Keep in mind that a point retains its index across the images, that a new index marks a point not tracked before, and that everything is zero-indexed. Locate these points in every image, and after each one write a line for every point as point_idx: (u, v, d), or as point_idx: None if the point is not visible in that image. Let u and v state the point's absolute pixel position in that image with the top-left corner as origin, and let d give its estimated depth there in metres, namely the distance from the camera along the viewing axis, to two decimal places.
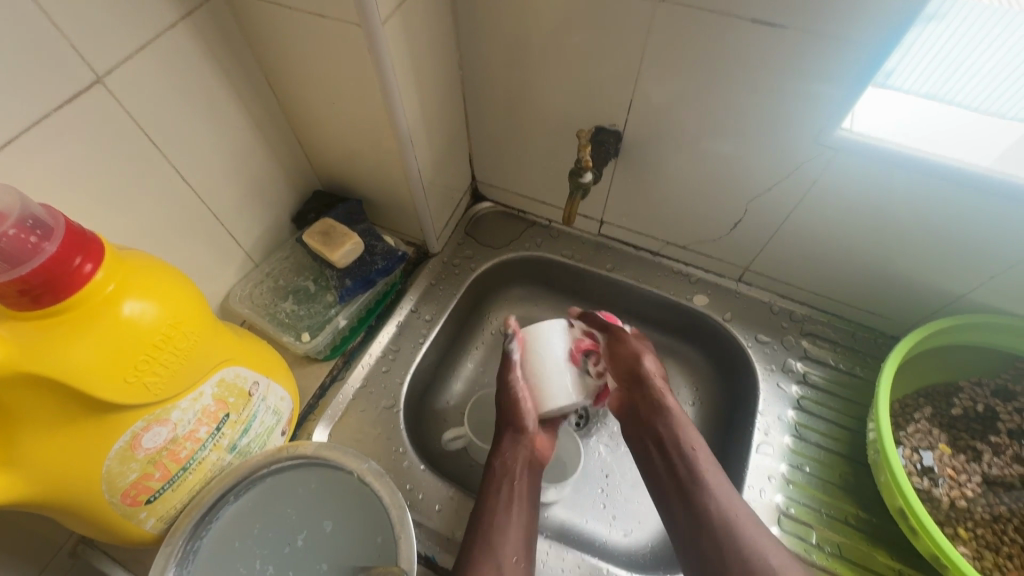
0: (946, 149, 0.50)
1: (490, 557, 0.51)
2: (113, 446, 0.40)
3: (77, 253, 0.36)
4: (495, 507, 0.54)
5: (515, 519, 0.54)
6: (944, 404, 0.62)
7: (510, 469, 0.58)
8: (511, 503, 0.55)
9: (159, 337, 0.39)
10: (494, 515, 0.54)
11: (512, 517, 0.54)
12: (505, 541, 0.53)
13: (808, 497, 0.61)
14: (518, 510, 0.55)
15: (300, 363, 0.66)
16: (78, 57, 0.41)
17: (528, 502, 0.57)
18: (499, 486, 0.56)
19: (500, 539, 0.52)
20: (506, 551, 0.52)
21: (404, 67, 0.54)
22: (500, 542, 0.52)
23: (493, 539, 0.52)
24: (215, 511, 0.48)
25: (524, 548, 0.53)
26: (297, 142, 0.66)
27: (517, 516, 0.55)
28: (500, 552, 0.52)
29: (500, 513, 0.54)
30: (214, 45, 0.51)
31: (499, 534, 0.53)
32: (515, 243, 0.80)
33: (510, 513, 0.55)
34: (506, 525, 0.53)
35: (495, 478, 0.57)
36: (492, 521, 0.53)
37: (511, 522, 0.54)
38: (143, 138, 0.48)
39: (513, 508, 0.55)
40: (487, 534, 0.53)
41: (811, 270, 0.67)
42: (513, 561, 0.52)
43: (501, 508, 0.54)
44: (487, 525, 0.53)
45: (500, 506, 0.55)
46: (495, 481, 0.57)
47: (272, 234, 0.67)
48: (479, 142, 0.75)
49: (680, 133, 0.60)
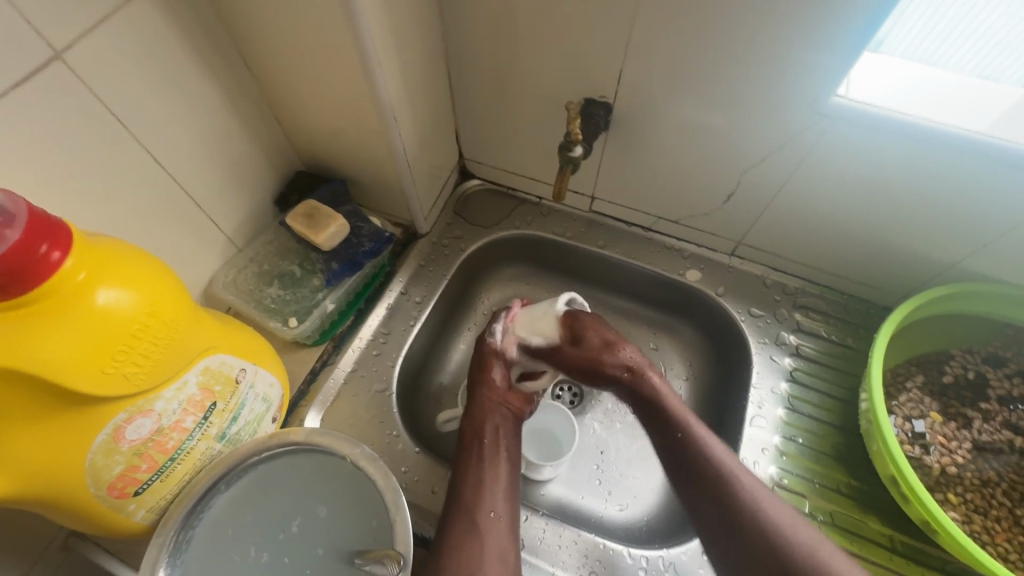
0: (943, 115, 0.49)
1: (466, 511, 0.52)
2: (96, 439, 0.39)
3: (44, 240, 0.34)
4: (466, 469, 0.55)
5: (490, 475, 0.55)
6: (936, 372, 0.62)
7: (481, 429, 0.58)
8: (485, 463, 0.56)
9: (136, 327, 0.38)
10: (468, 478, 0.54)
11: (483, 476, 0.55)
12: (482, 498, 0.53)
13: (801, 467, 0.61)
14: (494, 464, 0.56)
15: (289, 349, 0.65)
16: (34, 33, 0.38)
17: (503, 456, 0.57)
18: (471, 445, 0.57)
19: (474, 496, 0.53)
20: (482, 506, 0.52)
21: (384, 38, 0.51)
22: (475, 499, 0.53)
23: (469, 497, 0.53)
24: (207, 501, 0.47)
25: (505, 506, 0.54)
26: (275, 121, 0.63)
27: (492, 472, 0.55)
28: (474, 506, 0.52)
29: (472, 473, 0.55)
30: (182, 18, 0.48)
31: (474, 492, 0.53)
32: (505, 221, 0.79)
33: (482, 472, 0.55)
34: (482, 482, 0.54)
35: (468, 442, 0.58)
36: (467, 483, 0.54)
37: (487, 479, 0.54)
38: (109, 118, 0.45)
39: (488, 465, 0.56)
40: (463, 493, 0.53)
41: (804, 243, 0.67)
42: (488, 515, 0.52)
43: (473, 466, 0.55)
44: (462, 485, 0.54)
45: (475, 462, 0.56)
46: (472, 442, 0.57)
47: (254, 218, 0.65)
48: (466, 118, 0.73)
49: (673, 104, 0.59)
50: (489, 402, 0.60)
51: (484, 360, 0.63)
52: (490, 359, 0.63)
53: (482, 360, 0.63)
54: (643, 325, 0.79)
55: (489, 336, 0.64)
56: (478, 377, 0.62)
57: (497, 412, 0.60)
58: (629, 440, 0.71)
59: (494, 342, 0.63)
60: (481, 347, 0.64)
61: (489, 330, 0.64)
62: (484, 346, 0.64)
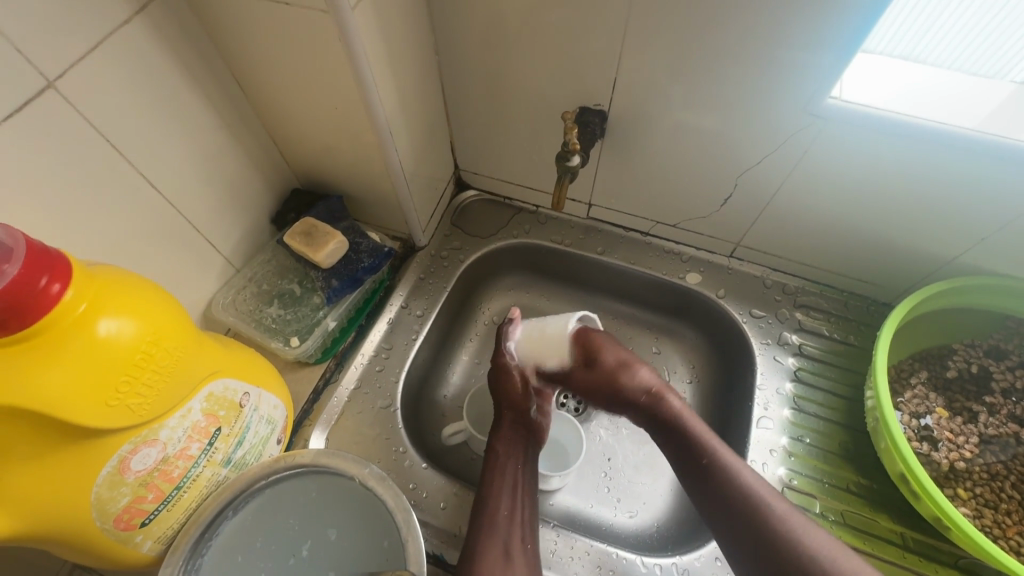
0: (936, 112, 0.49)
1: (498, 536, 0.52)
2: (100, 472, 0.38)
3: (43, 273, 0.33)
4: (497, 496, 0.55)
5: (519, 502, 0.56)
6: (939, 366, 0.62)
7: (508, 454, 0.59)
8: (512, 492, 0.56)
9: (139, 356, 0.38)
10: (499, 504, 0.54)
11: (515, 501, 0.55)
12: (512, 524, 0.53)
13: (810, 467, 0.61)
14: (521, 491, 0.56)
15: (291, 369, 0.65)
16: (25, 62, 0.38)
17: (527, 485, 0.58)
18: (499, 473, 0.57)
19: (506, 521, 0.53)
20: (513, 532, 0.53)
21: (378, 54, 0.51)
22: (505, 523, 0.53)
23: (500, 522, 0.53)
24: (215, 528, 0.47)
25: (530, 531, 0.54)
26: (271, 140, 0.63)
27: (522, 499, 0.56)
28: (506, 533, 0.52)
29: (504, 499, 0.55)
30: (175, 42, 0.48)
31: (505, 517, 0.53)
32: (504, 230, 0.79)
33: (513, 499, 0.55)
34: (512, 509, 0.54)
35: (495, 465, 0.58)
36: (498, 509, 0.54)
37: (516, 503, 0.55)
38: (103, 143, 0.45)
39: (517, 492, 0.56)
40: (494, 515, 0.53)
41: (801, 242, 0.67)
42: (523, 545, 0.52)
43: (502, 494, 0.55)
44: (491, 509, 0.54)
45: (506, 488, 0.56)
46: (497, 466, 0.58)
47: (251, 237, 0.65)
48: (460, 129, 0.73)
49: (667, 110, 0.59)
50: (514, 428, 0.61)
51: (504, 382, 0.62)
52: (511, 379, 0.62)
53: (502, 382, 0.62)
54: (645, 330, 0.79)
55: (503, 355, 0.64)
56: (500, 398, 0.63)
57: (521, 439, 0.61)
58: (635, 446, 0.71)
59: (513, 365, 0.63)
60: (498, 367, 0.64)
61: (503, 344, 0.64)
62: (501, 363, 0.63)
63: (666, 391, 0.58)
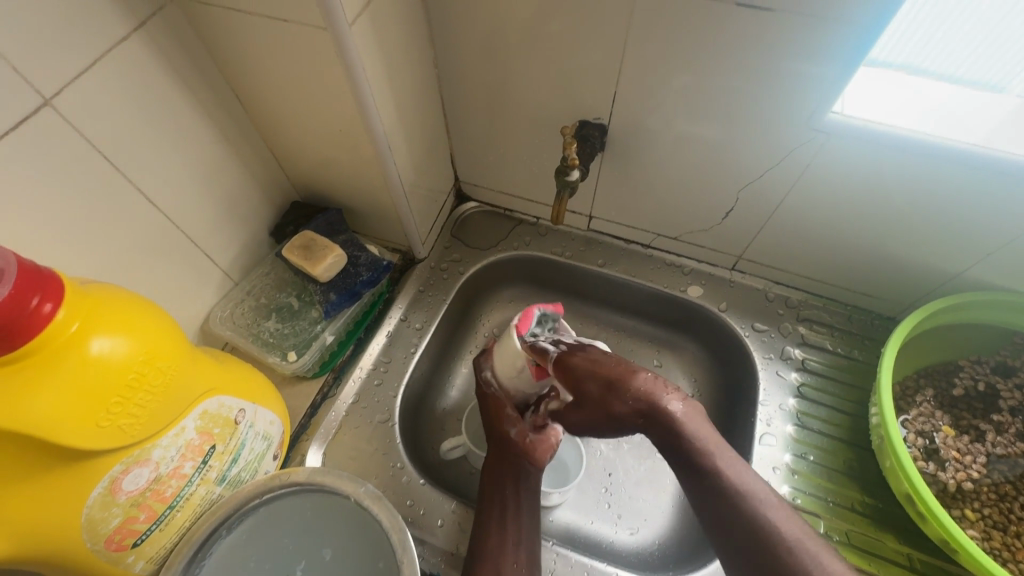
0: (940, 128, 0.49)
1: (488, 565, 0.50)
2: (91, 493, 0.37)
3: (34, 293, 0.33)
4: (486, 525, 0.53)
5: (512, 530, 0.53)
6: (945, 383, 0.61)
7: (500, 483, 0.56)
8: (508, 519, 0.54)
9: (131, 376, 0.37)
10: (489, 534, 0.52)
11: (506, 531, 0.53)
12: (503, 552, 0.51)
13: (813, 486, 0.60)
14: (515, 519, 0.54)
15: (288, 383, 0.64)
16: (23, 80, 0.38)
17: (525, 512, 0.55)
18: (491, 500, 0.55)
19: (496, 551, 0.51)
20: (505, 558, 0.51)
21: (376, 70, 0.51)
22: (497, 550, 0.51)
23: (490, 552, 0.51)
24: (209, 546, 0.46)
25: (527, 556, 0.52)
26: (271, 153, 0.63)
27: (514, 527, 0.53)
28: (496, 561, 0.50)
29: (494, 528, 0.53)
30: (175, 58, 0.48)
31: (495, 546, 0.51)
32: (504, 242, 0.78)
33: (505, 530, 0.53)
34: (502, 539, 0.52)
35: (486, 496, 0.56)
36: (488, 540, 0.52)
37: (510, 532, 0.53)
38: (102, 159, 0.45)
39: (509, 520, 0.53)
40: (485, 544, 0.52)
41: (804, 256, 0.66)
42: (511, 567, 0.50)
43: (495, 523, 0.53)
44: (481, 540, 0.52)
45: (497, 517, 0.54)
46: (490, 496, 0.56)
47: (250, 250, 0.65)
48: (461, 142, 0.73)
49: (667, 123, 0.59)
50: (505, 458, 0.57)
51: (496, 408, 0.61)
52: (502, 405, 0.60)
53: (492, 408, 0.61)
54: (645, 343, 0.78)
55: (486, 383, 0.62)
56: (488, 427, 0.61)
57: (513, 469, 0.57)
58: (636, 461, 0.70)
59: (493, 387, 0.61)
60: (483, 393, 0.62)
61: (480, 373, 0.63)
62: (485, 393, 0.62)
63: (665, 391, 0.49)
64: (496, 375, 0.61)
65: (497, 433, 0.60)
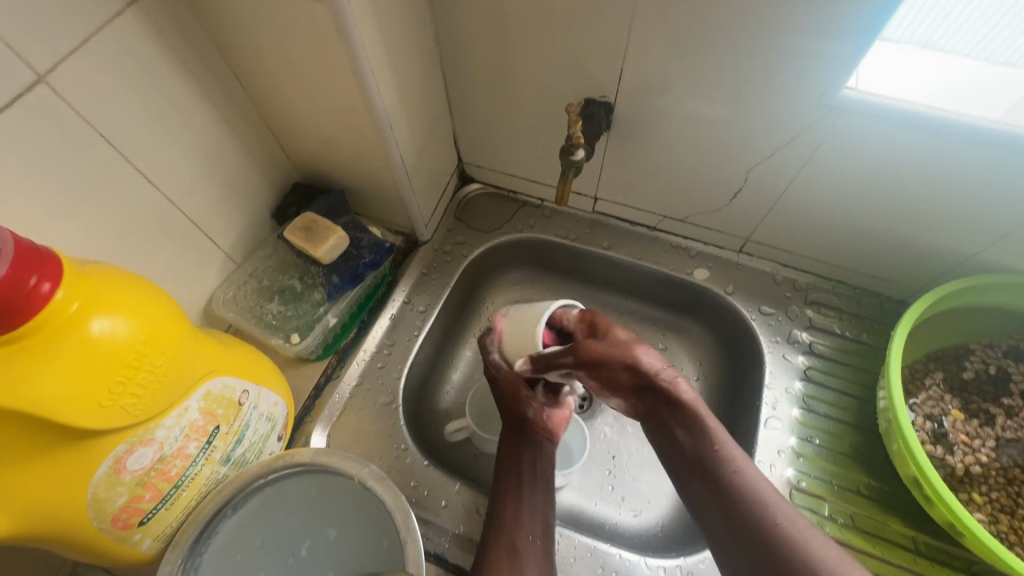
0: (958, 103, 0.47)
1: (504, 535, 0.51)
2: (97, 472, 0.38)
3: (33, 272, 0.33)
4: (502, 496, 0.54)
5: (528, 504, 0.54)
6: (955, 367, 0.60)
7: (516, 462, 0.57)
8: (524, 494, 0.55)
9: (133, 356, 0.37)
10: (504, 507, 0.53)
11: (522, 505, 0.54)
12: (519, 524, 0.52)
13: (819, 470, 0.60)
14: (530, 492, 0.55)
15: (292, 364, 0.64)
16: (15, 55, 0.37)
17: (541, 488, 0.56)
18: (508, 478, 0.56)
19: (512, 522, 0.52)
20: (520, 529, 0.51)
21: (377, 46, 0.50)
22: (512, 522, 0.52)
23: (506, 524, 0.52)
24: (214, 525, 0.46)
25: (542, 527, 0.53)
26: (270, 133, 0.62)
27: (530, 499, 0.54)
28: (511, 530, 0.51)
29: (509, 501, 0.54)
30: (171, 34, 0.47)
31: (511, 517, 0.52)
32: (508, 225, 0.77)
33: (522, 504, 0.54)
34: (519, 510, 0.53)
35: (502, 475, 0.57)
36: (503, 513, 0.53)
37: (525, 506, 0.54)
38: (99, 139, 0.44)
39: (525, 493, 0.55)
40: (501, 516, 0.53)
41: (814, 238, 0.65)
42: (528, 538, 0.51)
43: (511, 498, 0.54)
44: (498, 510, 0.53)
45: (513, 493, 0.55)
46: (506, 473, 0.57)
47: (252, 232, 0.64)
48: (463, 122, 0.72)
49: (675, 101, 0.57)
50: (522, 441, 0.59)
51: (510, 390, 0.60)
52: (516, 386, 0.60)
53: (509, 390, 0.60)
54: (650, 326, 0.78)
55: (495, 366, 0.60)
56: (506, 409, 0.61)
57: (531, 448, 0.58)
58: (641, 443, 0.70)
59: (504, 370, 0.59)
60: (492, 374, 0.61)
61: (488, 356, 0.60)
62: (494, 375, 0.60)
63: (670, 374, 0.50)
64: (505, 359, 0.59)
65: (515, 412, 0.60)
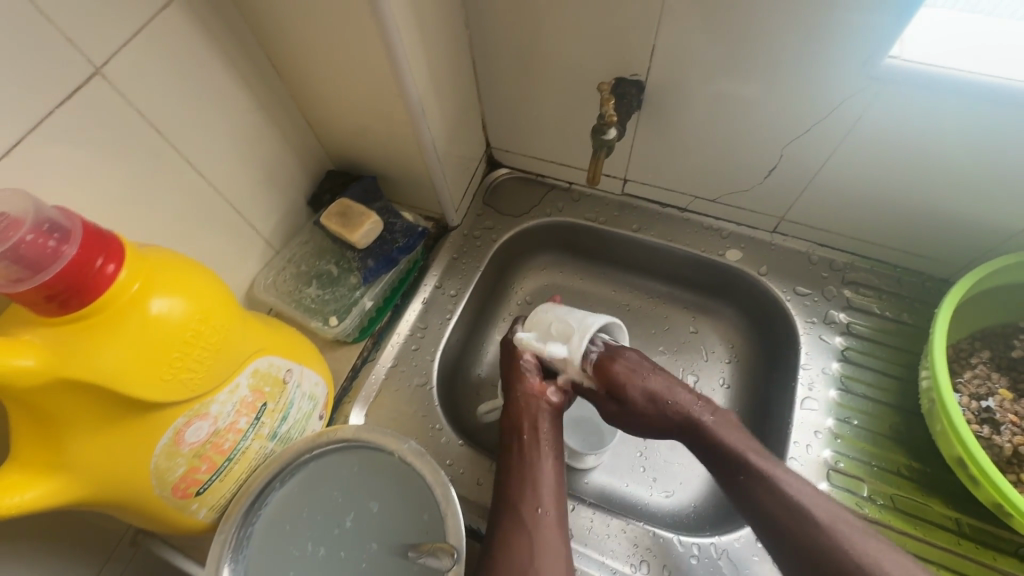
0: (1011, 70, 0.45)
1: (512, 509, 0.52)
2: (158, 442, 0.40)
3: (98, 254, 0.35)
4: (508, 469, 0.55)
5: (535, 472, 0.54)
6: (1003, 347, 0.59)
7: (517, 425, 0.57)
8: (528, 459, 0.55)
9: (189, 333, 0.39)
10: (511, 477, 0.54)
11: (529, 472, 0.54)
12: (525, 496, 0.53)
13: (857, 450, 0.59)
14: (537, 461, 0.55)
15: (330, 347, 0.66)
16: (74, 48, 0.39)
17: (551, 451, 0.56)
18: (513, 442, 0.56)
19: (528, 492, 0.53)
20: (528, 503, 0.52)
21: (409, 31, 0.50)
22: (520, 495, 0.53)
23: (514, 495, 0.53)
24: (264, 498, 0.49)
25: (553, 498, 0.53)
26: (305, 121, 0.63)
27: (535, 468, 0.55)
28: (519, 504, 0.52)
29: (516, 474, 0.54)
30: (213, 26, 0.49)
31: (519, 488, 0.53)
32: (537, 209, 0.78)
33: (526, 471, 0.54)
34: (532, 477, 0.54)
35: (507, 442, 0.57)
36: (510, 486, 0.54)
37: (531, 475, 0.54)
38: (150, 130, 0.46)
39: (529, 462, 0.55)
40: (508, 487, 0.54)
41: (849, 217, 0.64)
42: (535, 511, 0.52)
43: (515, 466, 0.55)
44: (506, 483, 0.54)
45: (518, 459, 0.55)
46: (513, 441, 0.57)
47: (289, 219, 0.66)
48: (492, 107, 0.72)
49: (707, 79, 0.56)
50: (522, 400, 0.58)
51: (512, 361, 0.61)
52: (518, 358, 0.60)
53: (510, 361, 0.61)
54: (680, 308, 0.77)
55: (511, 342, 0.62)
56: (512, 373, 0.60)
57: (530, 410, 0.58)
58: None
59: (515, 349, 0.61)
60: (506, 348, 0.63)
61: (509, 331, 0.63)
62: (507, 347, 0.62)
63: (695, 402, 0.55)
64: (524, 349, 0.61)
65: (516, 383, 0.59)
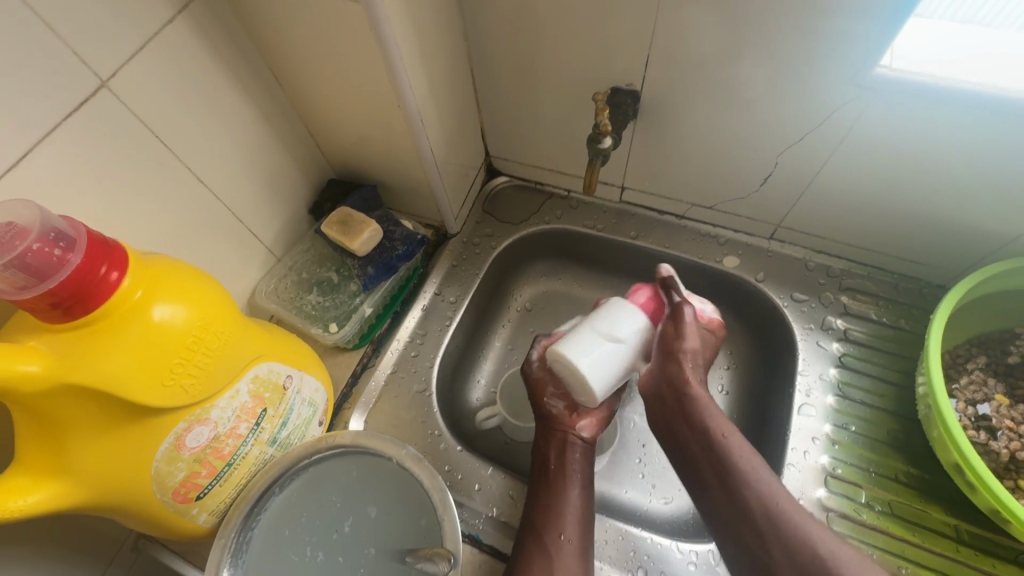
0: (1000, 78, 0.46)
1: (536, 540, 0.51)
2: (159, 447, 0.41)
3: (103, 262, 0.36)
4: (535, 502, 0.54)
5: (563, 501, 0.53)
6: (1000, 352, 0.59)
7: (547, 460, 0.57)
8: (554, 490, 0.54)
9: (190, 339, 0.40)
10: (538, 509, 0.53)
11: (557, 503, 0.53)
12: (551, 527, 0.52)
13: (856, 457, 0.59)
14: (566, 491, 0.54)
15: (330, 353, 0.67)
16: (80, 62, 0.40)
17: (580, 482, 0.55)
18: (543, 475, 0.56)
19: (545, 521, 0.52)
20: (552, 530, 0.51)
21: (408, 43, 0.51)
22: (545, 523, 0.52)
23: (539, 525, 0.52)
24: (263, 503, 0.49)
25: (578, 529, 0.52)
26: (307, 131, 0.65)
27: (564, 500, 0.53)
28: (546, 532, 0.51)
29: (542, 507, 0.53)
30: (217, 40, 0.50)
31: (545, 517, 0.52)
32: (535, 216, 0.78)
33: (553, 504, 0.53)
34: (558, 508, 0.53)
35: (537, 475, 0.56)
36: (537, 518, 0.53)
37: (559, 503, 0.53)
38: (154, 141, 0.47)
39: (559, 493, 0.54)
40: (533, 519, 0.53)
41: (845, 224, 0.64)
42: (558, 538, 0.51)
43: (543, 500, 0.54)
44: (532, 516, 0.53)
45: (545, 492, 0.54)
46: (542, 472, 0.56)
47: (291, 227, 0.67)
48: (491, 116, 0.73)
49: (701, 88, 0.57)
50: (550, 436, 0.57)
51: (537, 388, 0.59)
52: (543, 385, 0.58)
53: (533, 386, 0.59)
54: None
55: (530, 364, 0.60)
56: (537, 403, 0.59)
57: (558, 443, 0.57)
58: None
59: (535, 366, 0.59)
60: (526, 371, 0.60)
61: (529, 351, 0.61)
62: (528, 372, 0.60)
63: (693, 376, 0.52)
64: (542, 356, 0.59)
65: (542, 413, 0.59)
